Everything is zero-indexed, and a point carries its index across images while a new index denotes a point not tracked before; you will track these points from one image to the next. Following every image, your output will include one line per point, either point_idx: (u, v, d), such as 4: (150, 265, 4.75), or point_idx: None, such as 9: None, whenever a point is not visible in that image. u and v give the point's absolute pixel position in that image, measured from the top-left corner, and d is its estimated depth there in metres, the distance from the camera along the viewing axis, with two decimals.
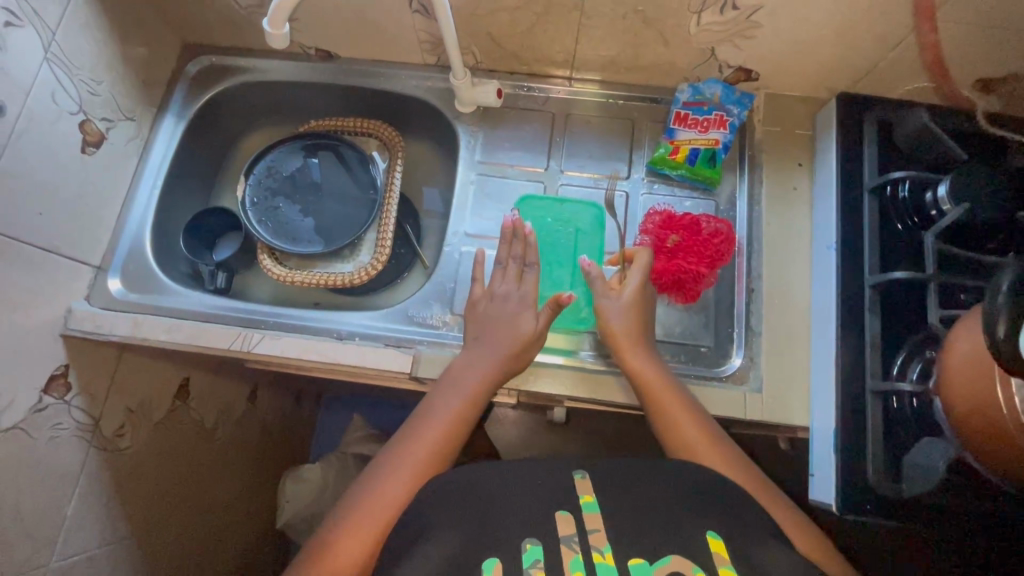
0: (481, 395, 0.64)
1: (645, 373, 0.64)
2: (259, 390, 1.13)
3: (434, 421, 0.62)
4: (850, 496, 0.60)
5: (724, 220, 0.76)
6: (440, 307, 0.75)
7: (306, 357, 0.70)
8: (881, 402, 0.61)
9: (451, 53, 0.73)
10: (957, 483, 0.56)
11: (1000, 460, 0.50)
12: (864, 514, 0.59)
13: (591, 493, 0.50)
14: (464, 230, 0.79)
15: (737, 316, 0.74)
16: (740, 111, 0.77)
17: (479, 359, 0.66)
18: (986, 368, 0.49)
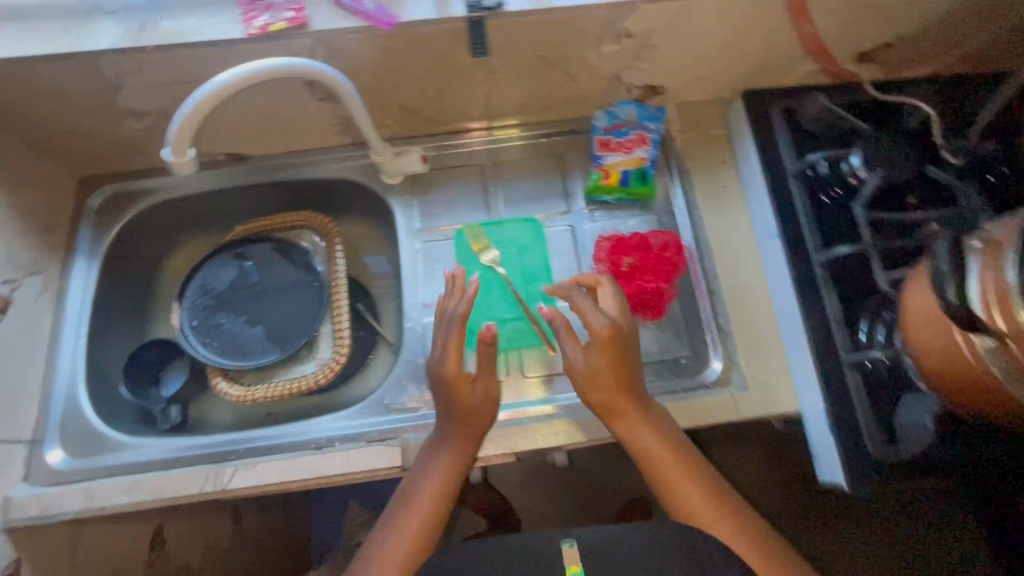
0: (458, 470, 0.62)
1: (654, 447, 0.61)
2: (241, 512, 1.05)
3: (414, 507, 0.60)
4: (858, 472, 0.61)
5: (671, 231, 0.78)
6: (415, 387, 0.71)
7: (286, 479, 0.65)
8: (859, 372, 0.63)
9: (367, 132, 0.72)
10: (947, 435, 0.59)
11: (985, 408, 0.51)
12: (875, 485, 0.60)
13: (577, 564, 0.53)
14: (420, 300, 0.76)
15: (707, 321, 0.75)
16: (658, 126, 0.80)
17: (444, 442, 0.63)
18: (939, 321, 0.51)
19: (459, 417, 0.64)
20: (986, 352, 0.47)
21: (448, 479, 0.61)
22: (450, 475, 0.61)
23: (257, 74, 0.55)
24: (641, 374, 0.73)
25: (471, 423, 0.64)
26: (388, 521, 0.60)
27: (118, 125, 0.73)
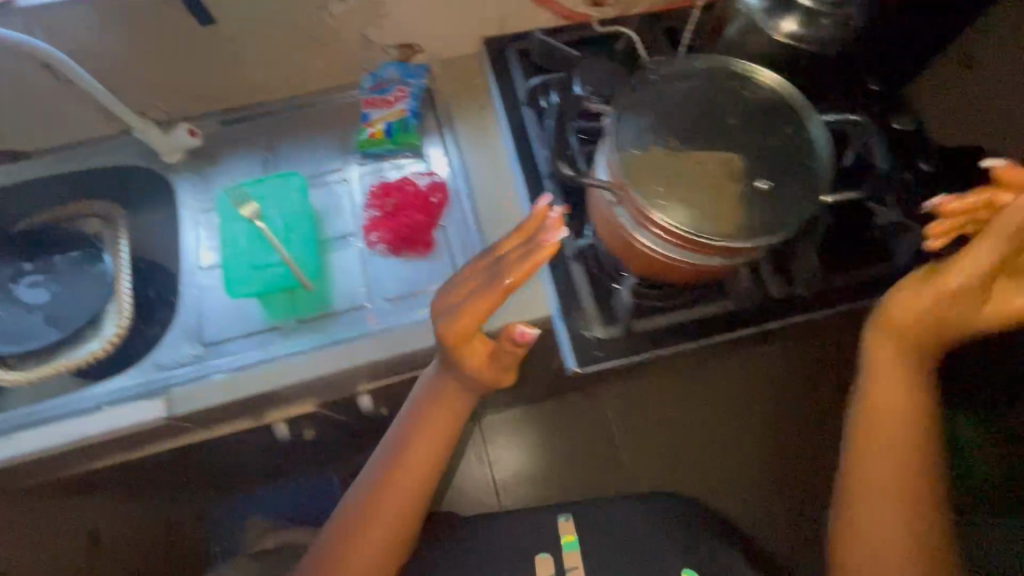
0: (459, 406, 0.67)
1: (909, 430, 0.59)
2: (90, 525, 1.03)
3: (417, 449, 0.67)
4: (581, 348, 0.68)
5: (438, 174, 0.84)
6: (189, 344, 0.74)
7: (50, 441, 0.66)
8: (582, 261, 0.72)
9: (124, 115, 0.77)
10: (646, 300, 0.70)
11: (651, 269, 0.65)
12: (595, 357, 0.68)
13: (570, 533, 0.78)
14: (197, 264, 0.78)
15: (472, 249, 0.79)
16: (417, 81, 0.86)
17: (444, 386, 0.66)
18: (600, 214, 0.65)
19: (477, 377, 0.63)
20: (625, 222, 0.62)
21: (429, 447, 0.67)
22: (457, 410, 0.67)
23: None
24: (410, 304, 0.77)
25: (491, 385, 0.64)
26: (389, 462, 0.67)
27: None
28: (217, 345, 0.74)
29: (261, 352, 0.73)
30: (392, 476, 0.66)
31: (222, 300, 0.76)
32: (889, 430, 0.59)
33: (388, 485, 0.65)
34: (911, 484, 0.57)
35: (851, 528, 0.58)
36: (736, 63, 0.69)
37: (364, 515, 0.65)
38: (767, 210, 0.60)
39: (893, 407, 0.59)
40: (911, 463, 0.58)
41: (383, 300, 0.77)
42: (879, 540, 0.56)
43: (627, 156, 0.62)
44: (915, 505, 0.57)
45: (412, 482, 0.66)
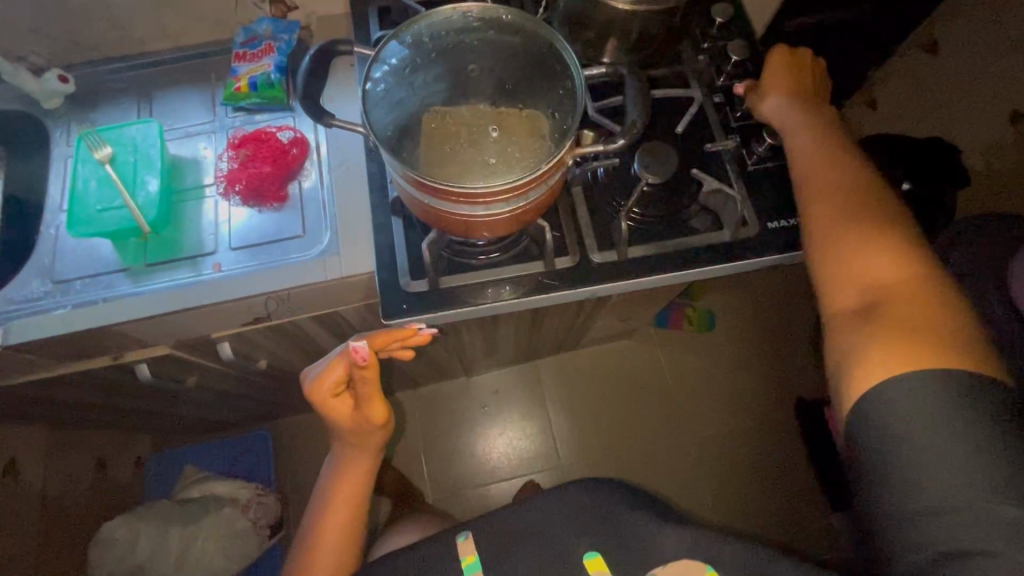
0: (369, 472, 0.82)
1: (807, 146, 0.66)
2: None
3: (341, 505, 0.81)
4: (391, 301, 0.69)
5: (300, 130, 0.85)
6: (40, 281, 0.77)
7: None
8: (404, 218, 0.74)
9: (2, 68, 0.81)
10: (469, 259, 0.71)
11: (511, 223, 0.59)
12: (405, 312, 0.69)
13: (472, 553, 0.69)
14: (59, 207, 0.81)
15: (321, 204, 0.81)
16: (290, 37, 0.87)
17: (354, 456, 0.81)
18: (423, 206, 0.57)
19: (355, 428, 0.76)
20: (447, 205, 0.55)
21: (353, 493, 0.82)
22: (364, 473, 0.82)
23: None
24: (253, 254, 0.79)
25: (356, 433, 0.77)
26: (318, 517, 0.82)
27: None
28: (65, 283, 0.77)
29: (105, 292, 0.77)
30: (322, 530, 0.80)
31: (76, 242, 0.79)
32: (829, 183, 0.63)
33: (314, 551, 0.80)
34: (854, 215, 0.59)
35: (835, 280, 0.59)
36: (470, 8, 0.58)
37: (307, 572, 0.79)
38: (556, 134, 0.55)
39: (817, 180, 0.64)
40: (848, 215, 0.60)
41: (230, 250, 0.79)
42: (863, 271, 0.57)
43: (417, 161, 0.55)
44: (877, 235, 0.57)
45: (342, 531, 0.81)
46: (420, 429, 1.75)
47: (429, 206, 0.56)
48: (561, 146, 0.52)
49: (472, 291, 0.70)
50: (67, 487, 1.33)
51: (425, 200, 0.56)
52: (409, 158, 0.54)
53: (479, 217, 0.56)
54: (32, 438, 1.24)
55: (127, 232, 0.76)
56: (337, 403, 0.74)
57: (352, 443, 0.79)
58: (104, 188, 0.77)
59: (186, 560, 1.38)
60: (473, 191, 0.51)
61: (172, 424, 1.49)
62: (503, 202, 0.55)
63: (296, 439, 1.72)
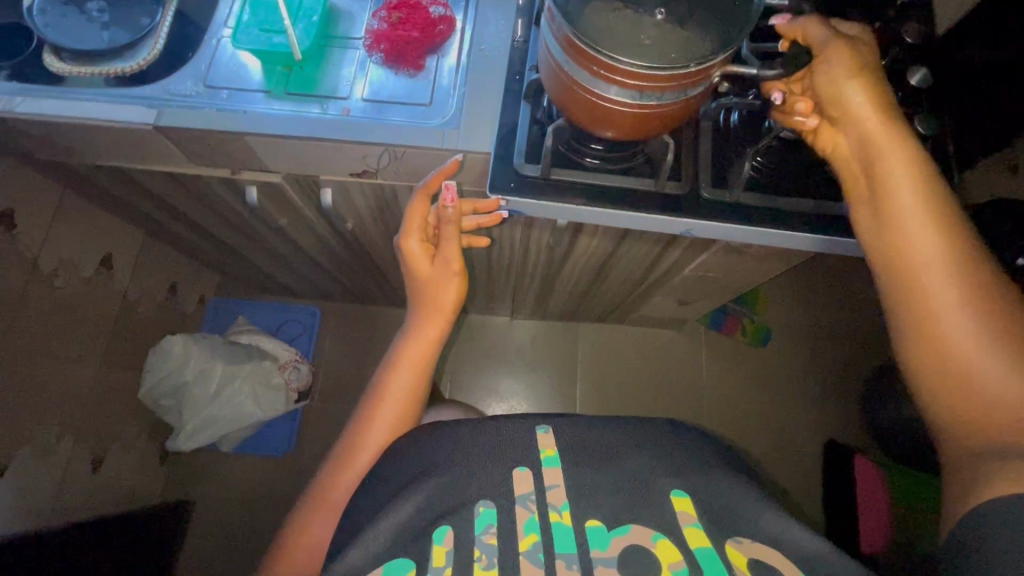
0: (427, 359, 0.85)
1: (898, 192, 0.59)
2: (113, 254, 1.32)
3: (394, 394, 0.82)
4: (500, 177, 0.72)
5: (450, 7, 0.88)
6: (193, 82, 0.85)
7: (60, 113, 0.79)
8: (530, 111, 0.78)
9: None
10: (585, 157, 0.73)
11: (636, 126, 0.63)
12: (509, 190, 0.72)
13: (551, 449, 0.64)
14: (224, 24, 0.89)
15: (453, 80, 0.84)
16: None
17: (419, 339, 0.85)
18: (566, 81, 0.61)
19: (428, 282, 0.84)
20: (594, 81, 0.58)
21: (414, 374, 0.84)
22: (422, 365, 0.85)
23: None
24: (380, 108, 0.83)
25: (432, 286, 0.84)
26: (369, 406, 0.82)
27: None
28: (214, 89, 0.84)
29: (245, 106, 0.83)
30: (382, 396, 0.82)
31: (231, 57, 0.86)
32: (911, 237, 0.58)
33: (371, 420, 0.81)
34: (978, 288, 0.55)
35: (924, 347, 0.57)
36: None
37: (356, 455, 0.80)
38: (714, 41, 0.57)
39: (946, 240, 0.57)
40: (959, 296, 0.55)
41: (360, 100, 0.84)
42: (955, 348, 0.55)
43: (584, 28, 0.57)
44: (989, 329, 0.54)
45: (398, 407, 0.82)
46: (455, 351, 1.81)
47: (574, 82, 0.60)
48: (717, 54, 0.55)
49: (579, 187, 0.72)
50: (144, 296, 1.47)
51: (573, 72, 0.59)
52: (568, 14, 0.57)
53: (615, 104, 0.59)
54: (129, 241, 1.38)
55: (279, 57, 0.82)
56: (416, 254, 0.83)
57: (429, 302, 0.85)
58: (271, 14, 0.84)
59: (224, 392, 1.51)
60: (617, 66, 0.54)
61: (241, 272, 1.62)
62: (636, 92, 0.57)
63: (341, 324, 1.82)
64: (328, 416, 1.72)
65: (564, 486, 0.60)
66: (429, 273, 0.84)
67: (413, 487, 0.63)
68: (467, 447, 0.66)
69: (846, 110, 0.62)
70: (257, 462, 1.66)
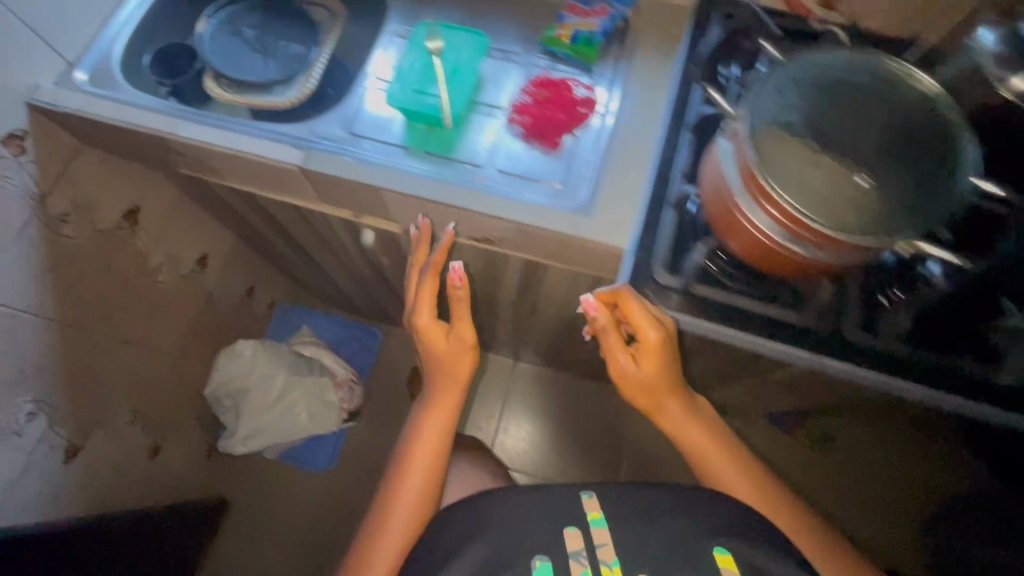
0: (450, 424, 0.92)
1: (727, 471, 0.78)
2: (208, 258, 1.39)
3: (417, 460, 0.88)
4: (639, 284, 0.75)
5: (595, 91, 0.88)
6: (339, 128, 0.88)
7: (215, 143, 0.84)
8: (676, 214, 0.77)
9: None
10: (726, 278, 0.74)
11: (762, 258, 0.64)
12: (648, 299, 0.74)
13: (597, 510, 0.66)
14: (374, 74, 0.91)
15: (589, 165, 0.84)
16: (620, 6, 0.91)
17: (440, 409, 0.92)
18: (724, 196, 0.62)
19: (442, 354, 0.93)
20: (755, 207, 0.60)
21: (435, 437, 0.90)
22: (446, 428, 0.91)
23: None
24: (514, 182, 0.84)
25: (449, 360, 0.93)
26: (396, 474, 0.87)
27: None
28: (359, 138, 0.87)
29: (385, 159, 0.85)
30: (408, 465, 0.88)
31: (378, 109, 0.89)
32: (758, 498, 0.77)
33: (400, 487, 0.85)
34: (819, 536, 0.75)
35: None
36: (887, 74, 0.65)
37: (390, 521, 0.83)
38: (892, 212, 0.58)
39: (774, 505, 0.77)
40: (804, 535, 0.76)
41: (496, 171, 0.84)
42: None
43: (768, 149, 0.59)
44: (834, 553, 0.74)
45: (425, 468, 0.87)
46: (489, 380, 1.67)
47: (732, 201, 0.61)
48: (887, 236, 0.56)
49: (714, 307, 0.74)
50: (224, 296, 1.51)
51: (738, 189, 0.61)
52: (761, 142, 0.59)
53: (758, 231, 0.60)
54: (222, 243, 1.43)
55: (427, 119, 0.85)
56: (431, 327, 0.93)
57: (447, 373, 0.93)
58: (427, 76, 0.87)
59: (280, 404, 1.53)
60: (792, 209, 0.56)
61: (315, 285, 1.65)
62: (799, 239, 0.59)
63: (398, 349, 1.83)
64: (369, 440, 1.72)
65: (613, 545, 0.63)
66: (441, 345, 0.93)
67: (474, 538, 0.64)
68: (525, 510, 0.66)
69: (643, 343, 0.74)
70: (295, 475, 1.67)
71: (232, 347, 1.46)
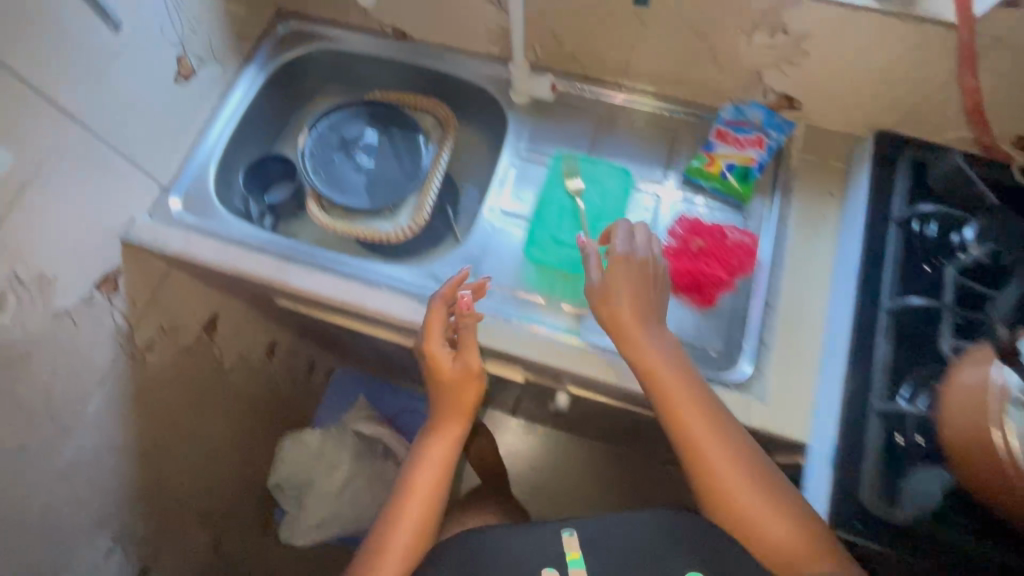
0: (444, 474, 0.68)
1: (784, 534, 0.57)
2: (276, 346, 1.31)
3: (401, 525, 0.64)
4: (842, 513, 0.59)
5: (751, 235, 0.78)
6: (465, 273, 0.79)
7: (332, 295, 0.76)
8: (885, 428, 0.62)
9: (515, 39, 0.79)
10: (952, 515, 0.57)
11: (981, 477, 0.51)
12: (856, 534, 0.57)
13: (576, 551, 0.57)
14: (499, 206, 0.83)
15: (749, 328, 0.74)
16: (778, 136, 0.80)
17: (437, 442, 0.70)
18: (989, 395, 0.51)
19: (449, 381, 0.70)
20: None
21: (423, 507, 0.66)
22: (438, 477, 0.68)
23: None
24: None
25: (450, 391, 0.71)
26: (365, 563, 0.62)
27: None
28: (487, 286, 0.78)
29: (519, 313, 0.76)
30: (398, 508, 0.66)
31: (507, 249, 0.80)
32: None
33: (380, 556, 0.63)
34: None
35: None
36: None
37: None
38: None
39: None
40: None
41: None
42: None
43: None
44: None
45: (410, 527, 0.64)
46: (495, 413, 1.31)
47: (994, 403, 0.50)
48: None
49: (947, 555, 0.55)
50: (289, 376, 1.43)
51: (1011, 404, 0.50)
52: None
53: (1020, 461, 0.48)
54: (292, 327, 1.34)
55: (566, 268, 0.78)
56: (438, 366, 0.69)
57: (445, 402, 0.71)
58: (565, 220, 0.80)
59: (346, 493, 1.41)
60: None
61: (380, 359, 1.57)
62: None
63: None
64: None
65: None
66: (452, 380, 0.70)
67: None
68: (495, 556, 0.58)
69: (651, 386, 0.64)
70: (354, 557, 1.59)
71: (297, 433, 1.40)
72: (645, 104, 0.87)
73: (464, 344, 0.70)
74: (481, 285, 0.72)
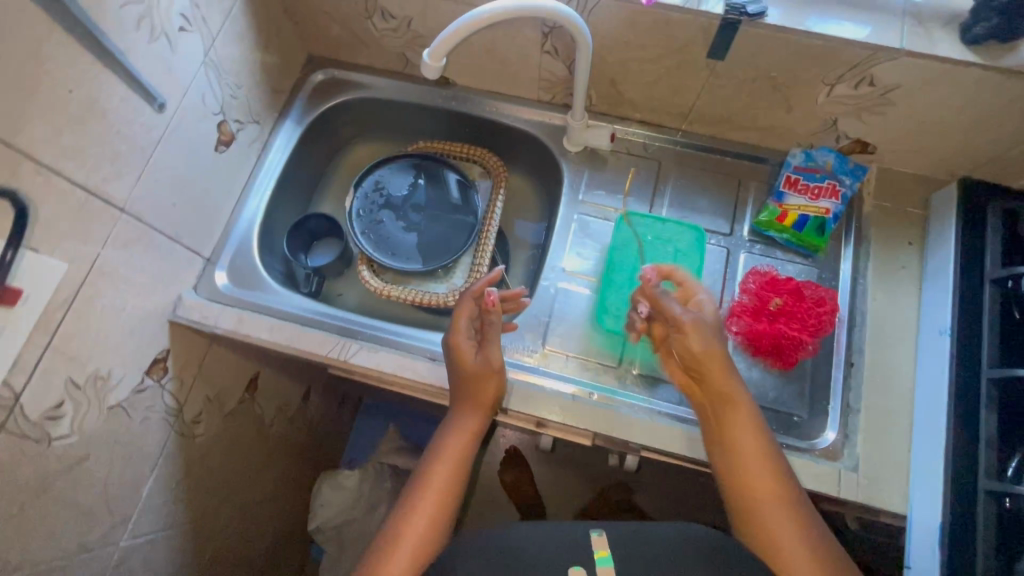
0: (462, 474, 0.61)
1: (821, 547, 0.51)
2: (310, 391, 1.22)
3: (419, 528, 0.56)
4: None
5: (830, 290, 0.75)
6: (533, 340, 0.75)
7: (397, 374, 0.71)
8: (993, 503, 0.58)
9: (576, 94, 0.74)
10: None
11: None
12: None
13: (605, 549, 0.48)
14: (560, 265, 0.79)
15: (832, 390, 0.72)
16: (853, 182, 0.76)
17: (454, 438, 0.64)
18: None
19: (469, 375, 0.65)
20: None
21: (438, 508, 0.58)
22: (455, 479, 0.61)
23: (502, 13, 0.57)
24: None
25: (470, 384, 0.65)
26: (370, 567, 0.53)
27: (365, 20, 0.80)
28: (555, 353, 0.75)
29: (594, 383, 0.73)
30: (410, 505, 0.58)
31: (574, 313, 0.77)
32: None
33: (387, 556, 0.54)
34: None
35: None
36: None
37: None
38: None
39: None
40: None
41: None
42: None
43: None
44: None
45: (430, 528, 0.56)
46: None
47: None
48: None
49: None
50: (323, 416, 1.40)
51: None
52: None
53: None
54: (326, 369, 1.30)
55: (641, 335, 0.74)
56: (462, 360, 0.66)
57: (465, 396, 0.65)
58: (635, 283, 0.77)
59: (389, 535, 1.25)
60: None
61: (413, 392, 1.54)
62: None
63: None
64: None
65: None
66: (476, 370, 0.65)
67: None
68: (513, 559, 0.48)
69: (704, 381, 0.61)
70: None
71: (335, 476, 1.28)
72: (639, 135, 0.85)
73: (491, 338, 0.67)
74: (516, 298, 0.73)
